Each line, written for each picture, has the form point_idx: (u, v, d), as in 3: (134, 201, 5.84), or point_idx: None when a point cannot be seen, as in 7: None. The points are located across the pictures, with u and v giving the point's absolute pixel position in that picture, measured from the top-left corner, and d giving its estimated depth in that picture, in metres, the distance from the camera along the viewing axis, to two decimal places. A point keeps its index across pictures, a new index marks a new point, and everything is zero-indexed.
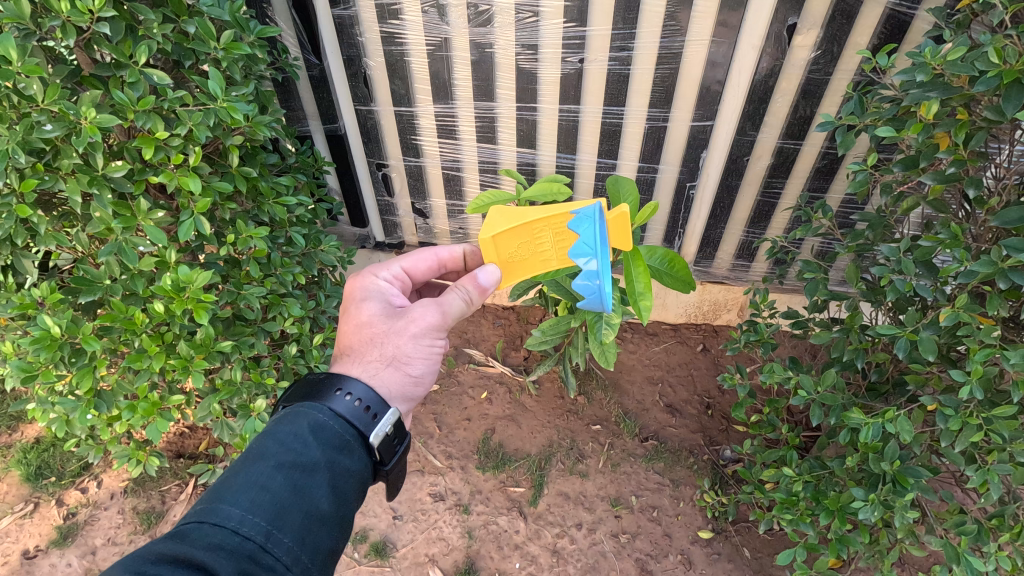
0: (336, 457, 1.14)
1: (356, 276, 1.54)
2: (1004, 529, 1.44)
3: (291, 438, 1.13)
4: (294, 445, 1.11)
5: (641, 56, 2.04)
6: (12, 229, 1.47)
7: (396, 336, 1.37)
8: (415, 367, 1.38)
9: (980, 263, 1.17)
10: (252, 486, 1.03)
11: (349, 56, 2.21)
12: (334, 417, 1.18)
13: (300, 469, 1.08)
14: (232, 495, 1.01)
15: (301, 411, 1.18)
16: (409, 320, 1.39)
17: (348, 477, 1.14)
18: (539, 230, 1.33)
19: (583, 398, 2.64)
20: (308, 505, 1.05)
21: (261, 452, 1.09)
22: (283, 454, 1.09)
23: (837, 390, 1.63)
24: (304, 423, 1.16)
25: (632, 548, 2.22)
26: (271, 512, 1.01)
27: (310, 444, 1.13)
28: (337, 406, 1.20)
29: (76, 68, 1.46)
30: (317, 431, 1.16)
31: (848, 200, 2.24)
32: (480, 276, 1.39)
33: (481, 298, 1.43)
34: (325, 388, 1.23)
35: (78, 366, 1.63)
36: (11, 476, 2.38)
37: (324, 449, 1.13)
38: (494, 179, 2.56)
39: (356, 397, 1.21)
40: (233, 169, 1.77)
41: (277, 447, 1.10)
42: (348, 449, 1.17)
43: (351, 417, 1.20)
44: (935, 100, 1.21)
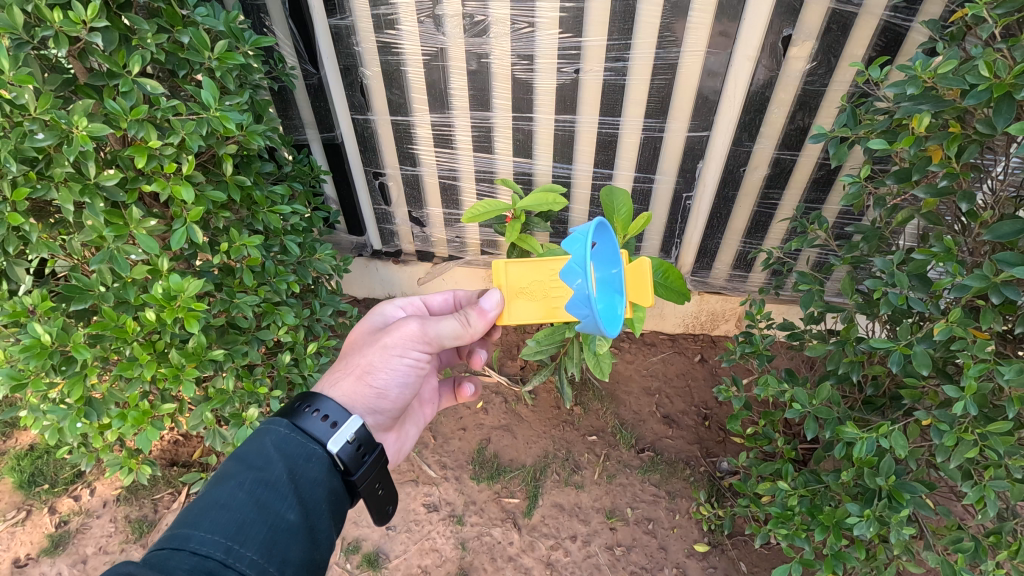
0: (301, 468, 1.13)
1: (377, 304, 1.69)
2: (1002, 546, 1.42)
3: (253, 455, 1.12)
4: (257, 462, 1.11)
5: (637, 67, 2.04)
6: (3, 236, 1.47)
7: (369, 348, 1.42)
8: (379, 378, 1.40)
9: (972, 277, 1.15)
10: (213, 506, 1.02)
11: (346, 65, 2.22)
12: (296, 429, 1.18)
13: (263, 484, 1.07)
14: (193, 517, 1.00)
15: (264, 429, 1.18)
16: (385, 333, 1.44)
17: (315, 487, 1.13)
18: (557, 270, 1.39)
19: (579, 408, 2.62)
20: (273, 517, 1.04)
21: (224, 473, 1.09)
22: (245, 471, 1.09)
23: (832, 403, 1.61)
24: (266, 441, 1.15)
25: (627, 561, 2.19)
26: (233, 529, 0.99)
27: (272, 459, 1.12)
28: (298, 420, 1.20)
29: (71, 77, 1.48)
30: (280, 446, 1.15)
31: (845, 211, 2.23)
32: (485, 302, 1.38)
33: (478, 323, 1.40)
34: (291, 405, 1.24)
35: (69, 374, 1.63)
36: (4, 484, 2.37)
37: (286, 461, 1.13)
38: (490, 188, 2.55)
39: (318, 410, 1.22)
40: (227, 178, 1.77)
41: (239, 466, 1.10)
42: (313, 460, 1.16)
43: (313, 430, 1.20)
44: (927, 112, 1.21)
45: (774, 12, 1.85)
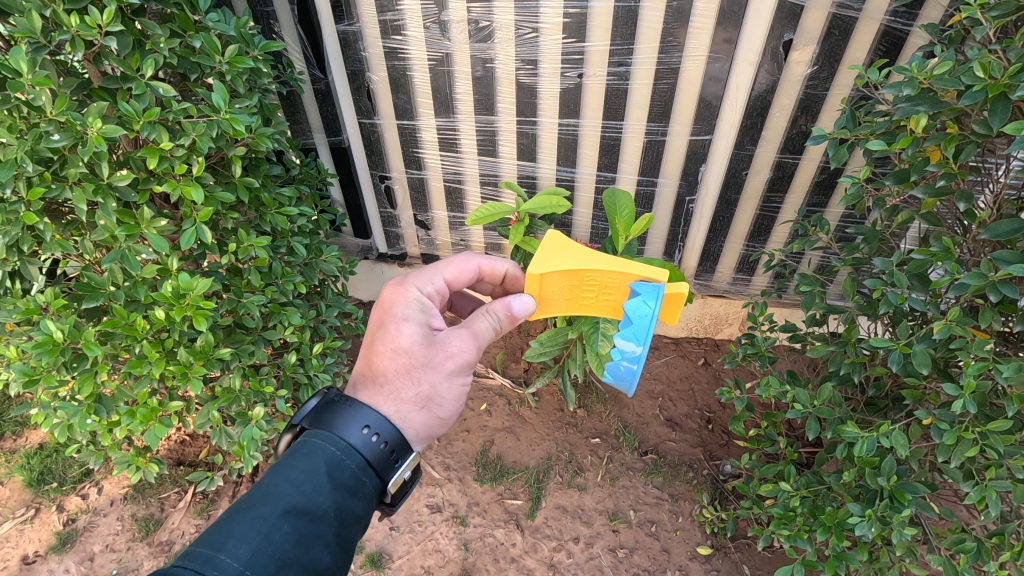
0: (346, 502, 1.12)
1: (397, 288, 1.47)
2: (1004, 547, 1.41)
3: (303, 479, 1.10)
4: (305, 488, 1.08)
5: (640, 71, 2.06)
6: (18, 235, 1.51)
7: (433, 373, 1.35)
8: (444, 406, 1.38)
9: (970, 275, 1.16)
10: (255, 534, 0.99)
11: (353, 70, 2.26)
12: (349, 455, 1.16)
13: (308, 516, 1.06)
14: (233, 544, 0.97)
15: (316, 446, 1.15)
16: (446, 355, 1.37)
17: (354, 523, 1.13)
18: (589, 280, 1.45)
19: (583, 411, 2.63)
20: (310, 557, 1.03)
21: (271, 492, 1.06)
22: (292, 498, 1.06)
23: (834, 404, 1.62)
24: (319, 463, 1.13)
25: (629, 563, 2.19)
26: (271, 567, 0.97)
27: (322, 489, 1.10)
28: (355, 442, 1.17)
29: (85, 80, 1.52)
30: (332, 472, 1.13)
31: (848, 215, 2.24)
32: (515, 303, 1.44)
33: (511, 327, 1.48)
34: (348, 421, 1.19)
35: (80, 371, 1.66)
36: (14, 481, 2.40)
37: (334, 493, 1.11)
38: (494, 192, 2.58)
39: (378, 434, 1.19)
40: (236, 179, 1.81)
41: (287, 489, 1.07)
42: (358, 492, 1.15)
43: (366, 459, 1.17)
44: (924, 112, 1.23)
45: (775, 17, 1.88)
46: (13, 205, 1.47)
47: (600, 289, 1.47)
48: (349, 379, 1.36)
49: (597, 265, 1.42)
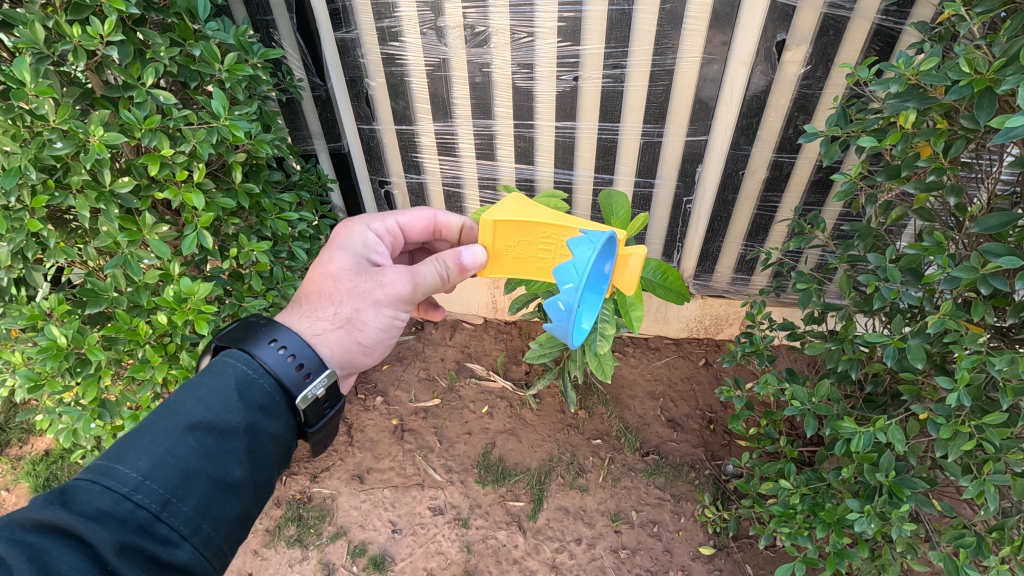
0: (260, 419, 1.08)
1: (346, 223, 1.50)
2: (1005, 542, 1.41)
3: (212, 395, 1.05)
4: (215, 404, 1.04)
5: (635, 74, 2.08)
6: (23, 243, 1.54)
7: (359, 300, 1.32)
8: (362, 326, 1.32)
9: (960, 269, 1.18)
10: (156, 448, 0.96)
11: (351, 76, 2.29)
12: (259, 372, 1.11)
13: (216, 432, 1.02)
14: (132, 456, 0.94)
15: (226, 363, 1.11)
16: (377, 287, 1.34)
17: (270, 441, 1.09)
18: (544, 234, 1.30)
19: (584, 412, 2.64)
20: (218, 471, 0.99)
21: (175, 409, 1.02)
22: (196, 412, 1.02)
23: (832, 400, 1.62)
24: (230, 378, 1.09)
25: (632, 563, 2.19)
26: (175, 480, 0.94)
27: (231, 405, 1.05)
28: (266, 358, 1.13)
29: (88, 89, 1.55)
30: (242, 390, 1.08)
31: (845, 214, 2.25)
32: (463, 252, 1.34)
33: (459, 276, 1.38)
34: (256, 335, 1.15)
35: (84, 376, 1.68)
36: (20, 487, 2.43)
37: (247, 411, 1.07)
38: (493, 195, 2.60)
39: (289, 350, 1.15)
40: (236, 185, 1.83)
41: (191, 405, 1.03)
42: (275, 411, 1.12)
43: (281, 372, 1.13)
44: (912, 109, 1.25)
45: (768, 17, 1.89)
46: (17, 212, 1.50)
47: (555, 243, 1.30)
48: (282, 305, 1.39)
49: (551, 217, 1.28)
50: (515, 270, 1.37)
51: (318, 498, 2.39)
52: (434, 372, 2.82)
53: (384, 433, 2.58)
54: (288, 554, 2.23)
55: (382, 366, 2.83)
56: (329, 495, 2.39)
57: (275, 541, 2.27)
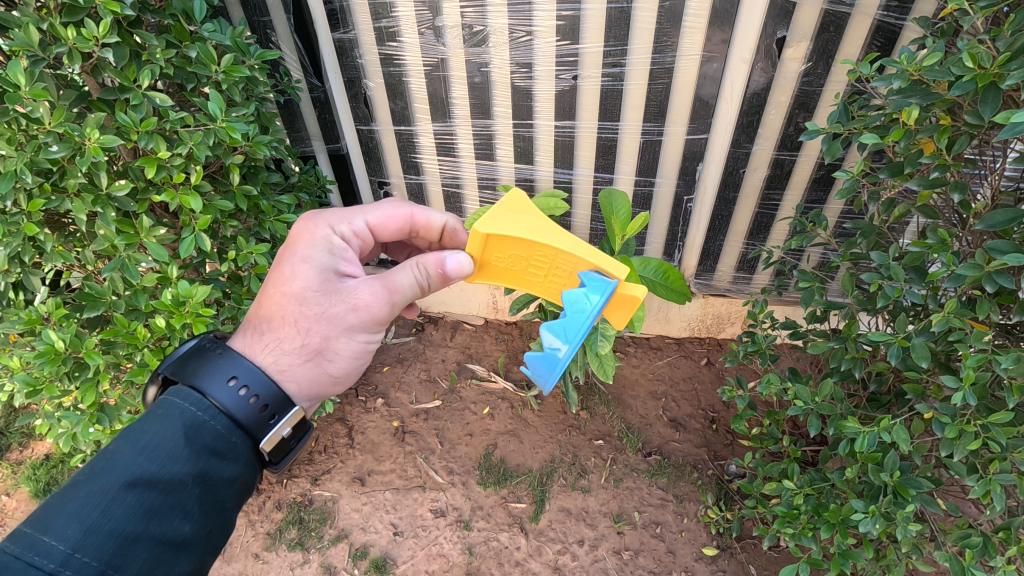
0: (210, 466, 1.09)
1: (309, 224, 1.44)
2: (1011, 542, 1.39)
3: (156, 445, 1.05)
4: (159, 456, 1.04)
5: (634, 72, 2.07)
6: (20, 246, 1.53)
7: (329, 326, 1.30)
8: (331, 352, 1.32)
9: (965, 266, 1.16)
10: (91, 511, 0.95)
11: (349, 77, 2.28)
12: (212, 415, 1.12)
13: (160, 487, 1.02)
14: (62, 522, 0.93)
15: (175, 407, 1.11)
16: (349, 311, 1.31)
17: (221, 488, 1.11)
18: (538, 256, 1.25)
19: (586, 413, 2.62)
20: (162, 528, 1.00)
21: (115, 462, 1.01)
22: (137, 468, 1.02)
23: (835, 400, 1.61)
24: (177, 424, 1.09)
25: (635, 565, 2.18)
26: (112, 546, 0.94)
27: (177, 455, 1.06)
28: (219, 399, 1.14)
29: (84, 92, 1.54)
30: (191, 437, 1.09)
31: (847, 211, 2.23)
32: (448, 260, 1.31)
33: (437, 282, 1.39)
34: (206, 375, 1.16)
35: (82, 380, 1.67)
36: (20, 492, 2.42)
37: (194, 459, 1.07)
38: (492, 195, 2.59)
39: (246, 389, 1.16)
40: (234, 187, 1.83)
41: (132, 458, 1.02)
42: (228, 454, 1.13)
43: (236, 413, 1.15)
44: (915, 105, 1.24)
45: (768, 14, 1.88)
46: (14, 216, 1.49)
47: (549, 266, 1.25)
48: (241, 324, 1.35)
49: (553, 242, 1.21)
50: (502, 279, 1.34)
51: (319, 501, 2.37)
52: (435, 373, 2.81)
53: (386, 435, 2.57)
54: (290, 558, 2.22)
55: (382, 367, 2.83)
56: (330, 497, 2.38)
57: (276, 544, 2.26)
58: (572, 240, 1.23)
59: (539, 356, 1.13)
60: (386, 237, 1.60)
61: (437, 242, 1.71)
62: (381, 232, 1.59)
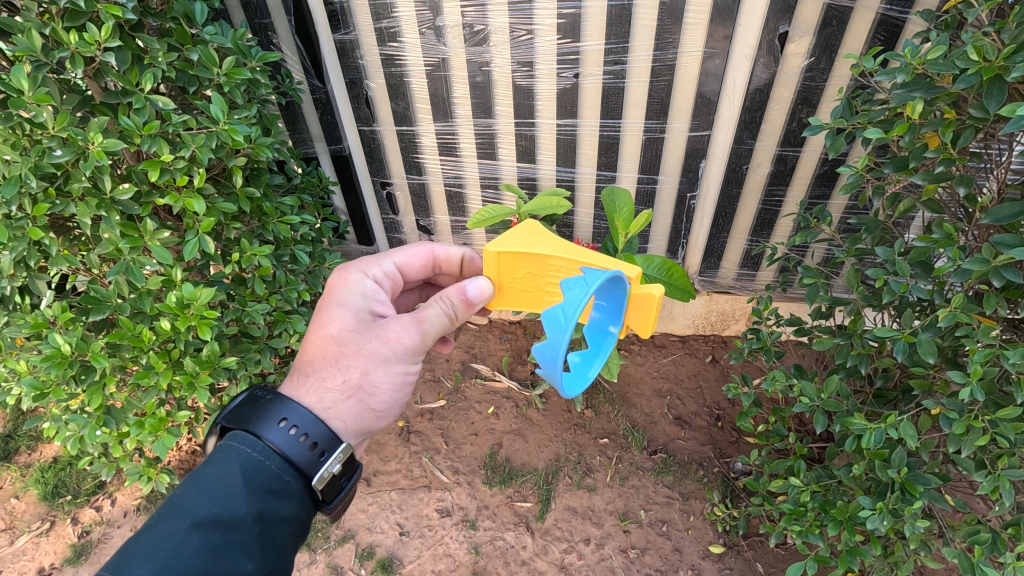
0: (267, 504, 1.10)
1: (342, 272, 1.47)
2: (1020, 538, 1.39)
3: (216, 486, 1.07)
4: (219, 496, 1.06)
5: (635, 69, 2.06)
6: (25, 251, 1.54)
7: (366, 360, 1.33)
8: (372, 389, 1.33)
9: (972, 261, 1.16)
10: (160, 552, 0.97)
11: (351, 78, 2.28)
12: (267, 455, 1.15)
13: (222, 526, 1.03)
14: (135, 563, 0.94)
15: (232, 450, 1.14)
16: (384, 343, 1.33)
17: (280, 527, 1.11)
18: (553, 269, 1.24)
19: (591, 411, 2.62)
20: (228, 567, 1.00)
21: (182, 506, 1.04)
22: (201, 508, 1.04)
23: (841, 396, 1.59)
24: (235, 465, 1.12)
25: (641, 563, 2.17)
26: None
27: (236, 494, 1.08)
28: (274, 439, 1.16)
29: (87, 96, 1.55)
30: (248, 476, 1.11)
31: (851, 206, 2.22)
32: (469, 287, 1.31)
33: (464, 313, 1.35)
34: (261, 416, 1.19)
35: (88, 383, 1.68)
36: (29, 494, 2.43)
37: (253, 497, 1.09)
38: (495, 195, 2.58)
39: (296, 427, 1.18)
40: (237, 190, 1.83)
41: (196, 500, 1.05)
42: (284, 493, 1.14)
43: (289, 452, 1.17)
44: (919, 99, 1.23)
45: (769, 10, 1.87)
46: (19, 221, 1.50)
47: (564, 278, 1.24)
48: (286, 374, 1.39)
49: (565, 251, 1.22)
50: (520, 303, 1.33)
51: None
52: (440, 372, 2.81)
53: (390, 435, 2.57)
54: (296, 558, 2.23)
55: None
56: None
57: None
58: (583, 249, 1.23)
59: (543, 348, 1.02)
60: (415, 272, 1.63)
61: (463, 274, 1.71)
62: (409, 272, 1.60)
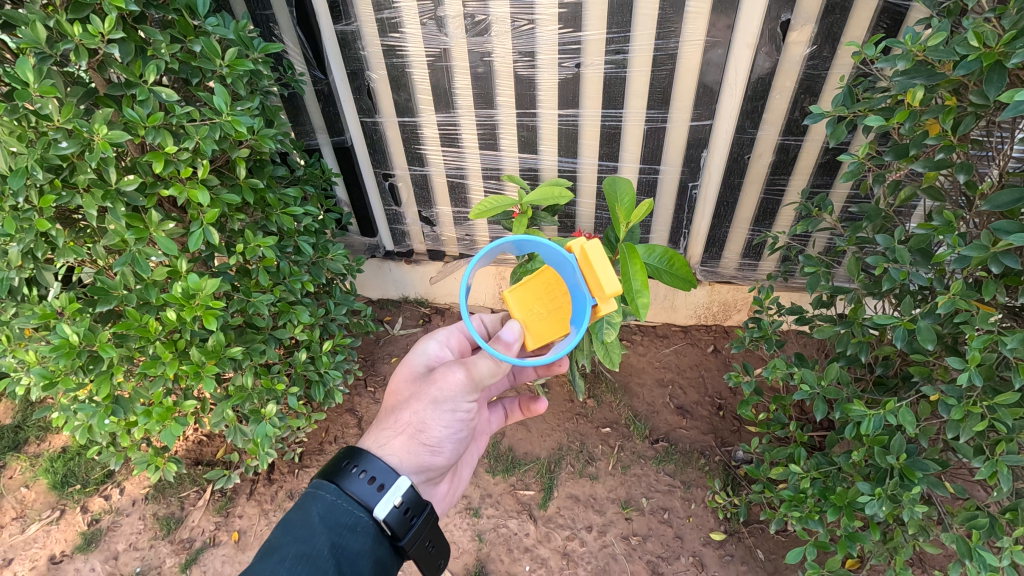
0: (343, 538, 1.15)
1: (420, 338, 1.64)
2: (1018, 523, 1.40)
3: (298, 525, 1.14)
4: (301, 534, 1.12)
5: (637, 59, 2.06)
6: (33, 242, 1.55)
7: (419, 402, 1.39)
8: (426, 431, 1.38)
9: (970, 248, 1.16)
10: None
11: (352, 69, 2.29)
12: (342, 496, 1.21)
13: (306, 559, 1.08)
14: None
15: (311, 494, 1.21)
16: (432, 384, 1.39)
17: (358, 560, 1.14)
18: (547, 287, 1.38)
19: (593, 400, 2.64)
20: None
21: (272, 547, 1.10)
22: (286, 544, 1.10)
23: (841, 383, 1.61)
24: (312, 507, 1.18)
25: (643, 550, 2.20)
26: None
27: (316, 531, 1.13)
28: (346, 481, 1.23)
29: (91, 88, 1.56)
30: (326, 516, 1.17)
31: (853, 195, 2.22)
32: (504, 334, 1.40)
33: (509, 358, 1.39)
34: (336, 464, 1.26)
35: (96, 373, 1.70)
36: (39, 484, 2.47)
37: (330, 533, 1.14)
38: (497, 185, 2.58)
39: (364, 470, 1.25)
40: (241, 181, 1.84)
41: (282, 538, 1.11)
42: (358, 528, 1.18)
43: (359, 493, 1.22)
44: (920, 86, 1.23)
45: None
46: (26, 212, 1.52)
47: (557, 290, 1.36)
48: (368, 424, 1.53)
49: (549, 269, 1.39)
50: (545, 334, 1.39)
51: None
52: None
53: None
54: None
55: (390, 359, 2.85)
56: None
57: None
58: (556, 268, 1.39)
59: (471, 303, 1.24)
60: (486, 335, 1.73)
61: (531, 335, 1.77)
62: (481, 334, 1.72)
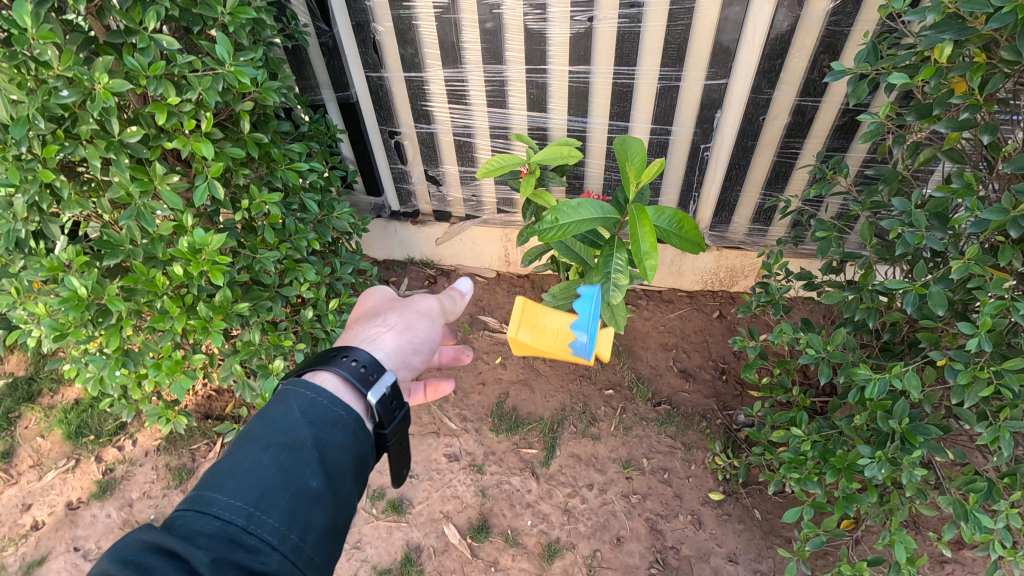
0: (331, 428, 1.03)
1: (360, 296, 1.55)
2: (1016, 487, 1.42)
3: (278, 416, 1.03)
4: (283, 424, 1.01)
5: (652, 13, 1.99)
6: (38, 194, 1.55)
7: (402, 315, 1.35)
8: (413, 339, 1.33)
9: (990, 211, 1.14)
10: (233, 476, 0.94)
11: (358, 21, 2.22)
12: (325, 390, 1.07)
13: (289, 448, 0.98)
14: (218, 479, 0.94)
15: (292, 386, 1.08)
16: (413, 303, 1.40)
17: (343, 453, 1.03)
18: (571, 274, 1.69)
19: (596, 363, 2.66)
20: (298, 488, 0.95)
21: (250, 435, 1.00)
22: (269, 432, 1.00)
23: (847, 348, 1.61)
24: (294, 398, 1.05)
25: (643, 508, 2.24)
26: (255, 494, 0.92)
27: (297, 421, 1.02)
28: (334, 372, 1.11)
29: (91, 36, 1.52)
30: (307, 409, 1.04)
31: (870, 159, 2.17)
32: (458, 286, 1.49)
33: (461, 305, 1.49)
34: (321, 356, 1.15)
35: (105, 326, 1.71)
36: (54, 434, 2.53)
37: (313, 426, 1.02)
38: (505, 145, 2.54)
39: (354, 362, 1.13)
40: (245, 135, 1.81)
41: (262, 428, 1.01)
42: (342, 423, 1.05)
43: (347, 384, 1.10)
44: (948, 41, 1.17)
45: None
46: (29, 163, 1.50)
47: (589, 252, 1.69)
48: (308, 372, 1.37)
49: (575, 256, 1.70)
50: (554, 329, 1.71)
51: None
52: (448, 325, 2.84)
53: None
54: None
55: None
56: None
57: None
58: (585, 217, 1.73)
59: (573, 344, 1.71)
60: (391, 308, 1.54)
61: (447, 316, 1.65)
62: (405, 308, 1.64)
